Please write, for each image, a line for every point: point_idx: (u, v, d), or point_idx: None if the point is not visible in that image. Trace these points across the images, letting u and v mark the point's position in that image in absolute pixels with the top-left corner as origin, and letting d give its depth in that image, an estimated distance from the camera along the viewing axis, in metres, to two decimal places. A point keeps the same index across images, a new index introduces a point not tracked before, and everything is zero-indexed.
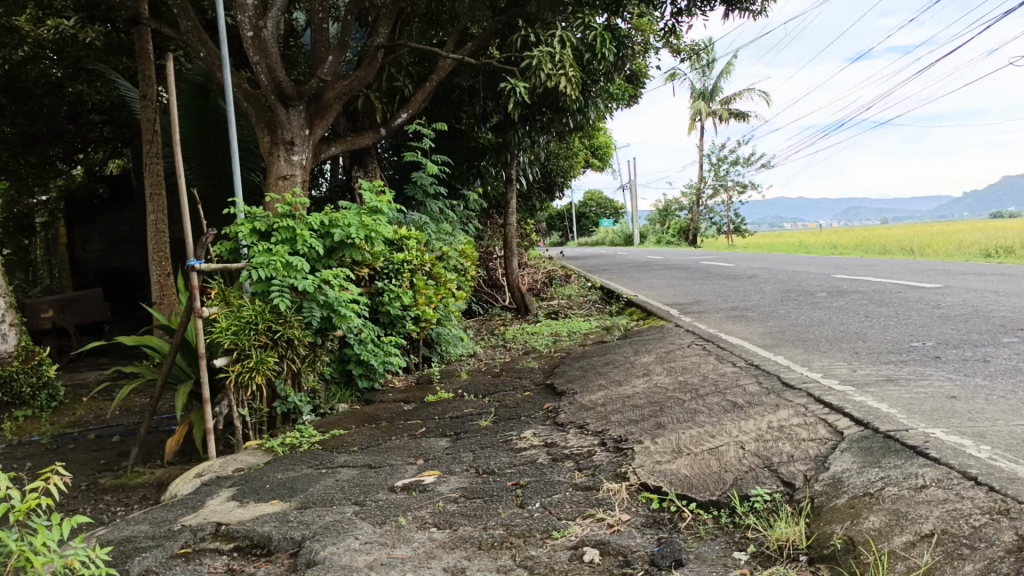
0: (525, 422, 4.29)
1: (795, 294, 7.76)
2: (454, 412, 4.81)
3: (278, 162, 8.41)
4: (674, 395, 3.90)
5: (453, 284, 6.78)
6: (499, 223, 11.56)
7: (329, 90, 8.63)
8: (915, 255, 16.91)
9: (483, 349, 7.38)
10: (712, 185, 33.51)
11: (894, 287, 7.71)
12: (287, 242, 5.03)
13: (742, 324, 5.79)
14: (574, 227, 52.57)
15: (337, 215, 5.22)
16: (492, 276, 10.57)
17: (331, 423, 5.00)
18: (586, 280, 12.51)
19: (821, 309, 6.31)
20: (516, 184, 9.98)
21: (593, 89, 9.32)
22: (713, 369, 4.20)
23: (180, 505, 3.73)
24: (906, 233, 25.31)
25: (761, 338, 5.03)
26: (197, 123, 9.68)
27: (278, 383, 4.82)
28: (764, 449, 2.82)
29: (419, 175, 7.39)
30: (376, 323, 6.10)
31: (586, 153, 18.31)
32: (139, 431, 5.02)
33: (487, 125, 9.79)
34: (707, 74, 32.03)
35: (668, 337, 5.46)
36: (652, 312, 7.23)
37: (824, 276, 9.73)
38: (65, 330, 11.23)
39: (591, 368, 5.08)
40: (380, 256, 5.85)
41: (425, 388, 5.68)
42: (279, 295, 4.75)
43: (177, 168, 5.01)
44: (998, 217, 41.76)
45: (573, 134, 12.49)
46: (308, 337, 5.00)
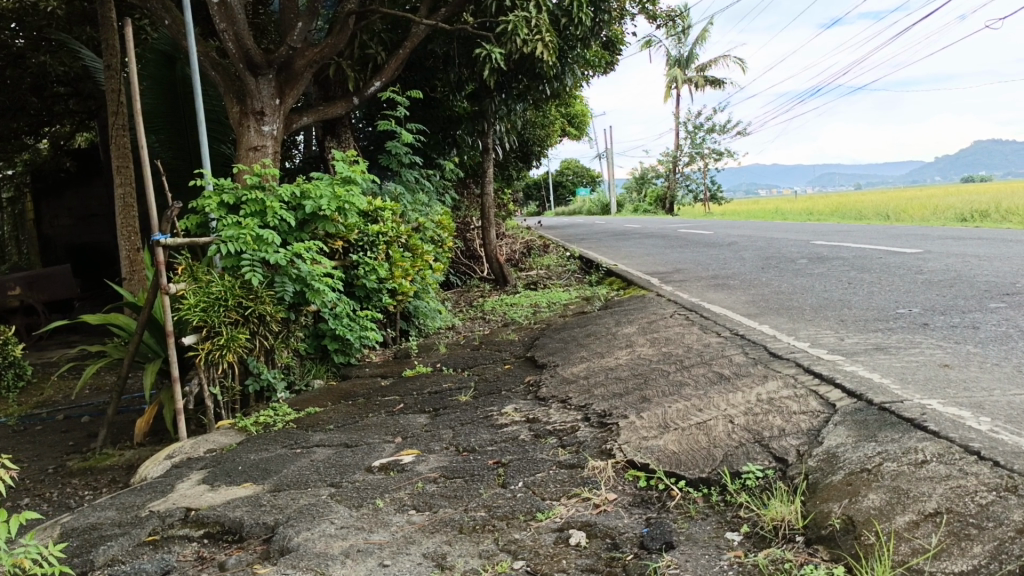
0: (506, 396, 4.18)
1: (776, 260, 7.70)
2: (433, 388, 4.69)
3: (248, 133, 8.15)
4: (658, 367, 3.81)
5: (430, 256, 6.63)
6: (476, 194, 11.38)
7: (299, 58, 8.36)
8: (890, 220, 16.96)
9: (462, 321, 7.26)
10: (689, 153, 33.44)
11: (875, 252, 7.66)
12: (257, 214, 4.84)
13: (724, 293, 5.70)
14: (551, 197, 52.37)
15: (308, 187, 5.04)
16: (470, 247, 10.41)
17: (307, 400, 4.86)
18: (565, 250, 12.39)
19: (803, 276, 6.24)
20: (493, 153, 9.79)
21: (570, 55, 9.13)
22: (697, 340, 4.10)
23: (150, 489, 3.59)
24: (881, 199, 25.44)
25: (744, 306, 4.94)
26: (163, 93, 9.37)
27: (250, 360, 4.67)
28: (755, 423, 2.73)
29: (393, 145, 7.19)
30: (352, 297, 5.95)
31: (563, 121, 18.11)
32: (106, 412, 4.86)
33: (462, 93, 9.58)
34: (683, 40, 31.76)
35: (650, 307, 5.37)
36: (633, 281, 7.14)
37: (804, 243, 9.68)
38: (32, 308, 10.97)
39: (572, 340, 4.98)
40: (355, 228, 5.68)
41: (402, 362, 5.55)
42: (249, 270, 4.58)
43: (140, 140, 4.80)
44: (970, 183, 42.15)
45: (550, 102, 12.28)
46: (282, 313, 4.84)
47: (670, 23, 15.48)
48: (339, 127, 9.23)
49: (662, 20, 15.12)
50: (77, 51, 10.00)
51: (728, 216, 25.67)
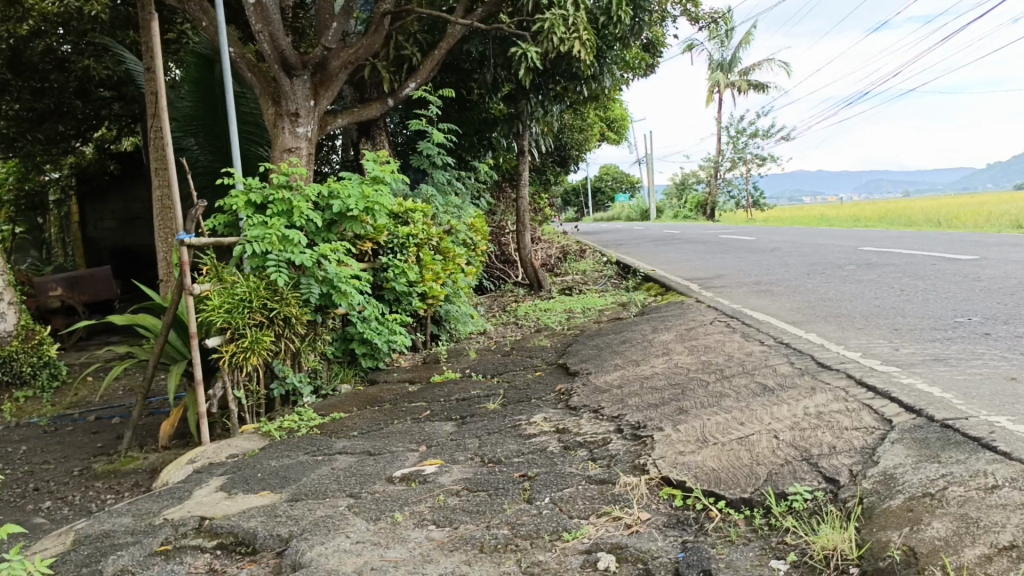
0: (536, 404, 4.00)
1: (822, 266, 7.40)
2: (461, 394, 4.53)
3: (282, 134, 8.10)
4: (697, 377, 3.60)
5: (462, 259, 6.50)
6: (512, 197, 11.23)
7: (334, 59, 8.30)
8: (940, 226, 16.42)
9: (494, 326, 7.10)
10: (730, 158, 32.93)
11: (928, 258, 7.32)
12: (284, 215, 4.74)
13: (767, 299, 5.45)
14: (589, 202, 52.08)
15: (336, 186, 4.93)
16: (505, 251, 10.26)
17: (332, 405, 4.75)
18: (602, 255, 12.18)
19: (851, 283, 5.96)
20: (528, 155, 9.63)
21: (609, 55, 8.94)
22: (738, 348, 3.88)
23: (167, 495, 3.49)
24: (930, 205, 24.75)
25: (788, 313, 4.70)
26: (200, 96, 9.38)
27: (275, 363, 4.57)
28: (802, 438, 2.52)
29: (426, 145, 7.07)
30: (381, 300, 5.83)
31: (602, 126, 17.89)
32: (132, 414, 4.79)
33: (498, 95, 9.44)
34: (725, 44, 31.32)
35: (689, 313, 5.15)
36: (671, 287, 6.91)
37: (851, 249, 9.34)
38: (73, 309, 11.10)
39: (607, 347, 4.78)
40: (384, 229, 5.56)
41: (431, 367, 5.40)
42: (275, 271, 4.47)
43: (166, 141, 4.73)
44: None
45: (588, 105, 12.10)
46: (308, 316, 4.73)
47: (712, 25, 15.19)
48: (373, 129, 9.15)
49: (704, 22, 14.84)
50: (118, 55, 10.08)
51: (770, 222, 25.17)
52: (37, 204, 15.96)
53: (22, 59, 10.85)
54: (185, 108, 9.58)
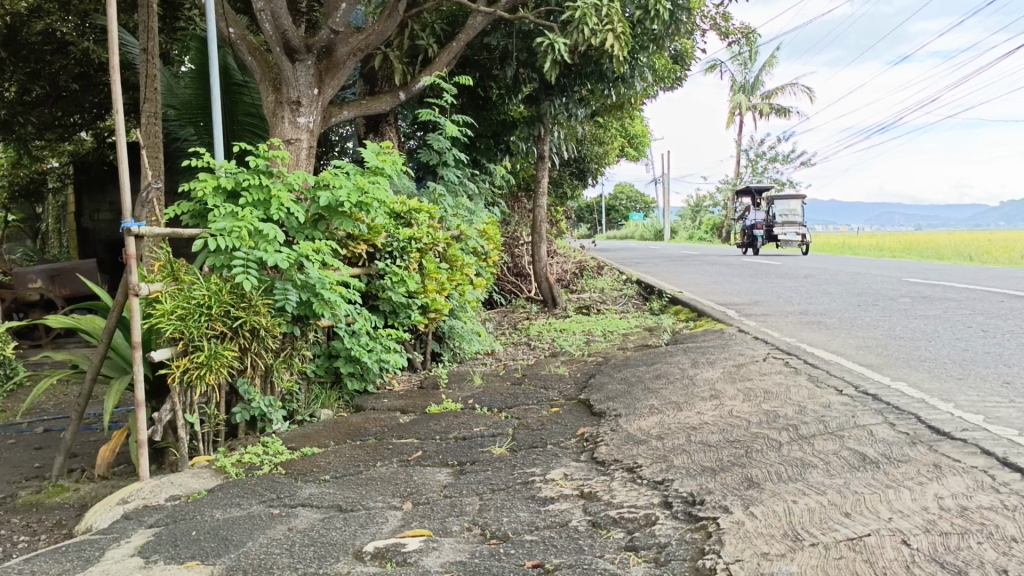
0: (553, 453, 3.22)
1: (874, 298, 6.58)
2: (461, 432, 3.75)
3: (281, 124, 7.38)
4: (764, 433, 2.80)
5: (470, 268, 5.75)
6: (527, 208, 10.47)
7: (342, 44, 7.60)
8: (970, 261, 15.65)
9: (503, 347, 6.33)
10: (749, 181, 32.22)
11: (994, 294, 6.48)
12: (259, 206, 3.99)
13: (824, 334, 4.66)
14: (603, 220, 51.39)
15: (324, 175, 4.17)
16: (518, 264, 9.50)
17: (305, 436, 3.97)
18: (621, 273, 11.40)
19: (916, 319, 5.16)
20: (548, 162, 8.86)
21: (641, 56, 8.20)
22: (810, 398, 3.07)
23: (75, 553, 2.71)
24: (955, 240, 24.06)
25: (857, 353, 3.91)
26: (202, 84, 8.65)
27: (239, 383, 3.83)
28: (947, 551, 1.74)
29: (436, 139, 6.31)
30: (374, 312, 5.08)
31: (622, 139, 17.14)
32: (66, 435, 4.02)
33: (518, 95, 8.73)
34: (749, 66, 30.62)
35: (735, 347, 4.36)
36: (705, 312, 6.12)
37: (896, 279, 8.51)
38: (52, 304, 10.40)
39: (637, 383, 3.98)
40: (381, 229, 4.83)
41: (428, 393, 4.62)
42: (242, 271, 3.71)
43: (118, 99, 3.75)
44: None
45: (612, 114, 11.36)
46: (284, 326, 3.98)
47: (742, 40, 14.46)
48: (382, 124, 8.43)
49: (734, 37, 14.14)
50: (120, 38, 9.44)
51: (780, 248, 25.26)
52: (32, 192, 14.95)
53: (20, 39, 10.16)
54: (186, 97, 8.90)
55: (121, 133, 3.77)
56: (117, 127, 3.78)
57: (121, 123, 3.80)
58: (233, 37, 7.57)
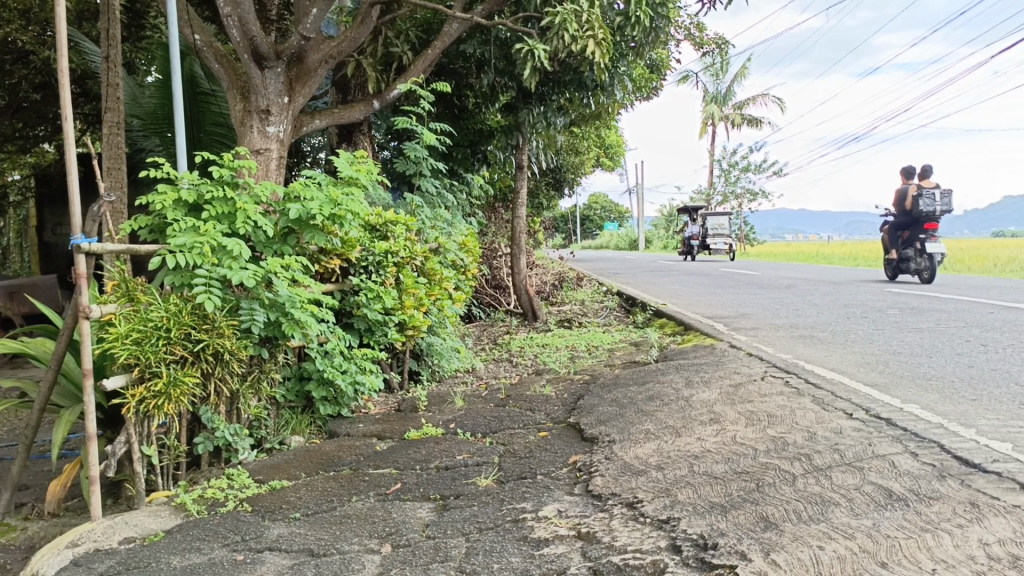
0: (545, 485, 2.97)
1: (863, 310, 6.43)
2: (443, 461, 3.50)
3: (250, 134, 7.10)
4: (775, 463, 2.57)
5: (449, 282, 5.50)
6: (505, 219, 10.25)
7: (313, 51, 7.36)
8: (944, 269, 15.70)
9: (484, 365, 6.09)
10: (722, 191, 32.31)
11: (984, 305, 6.36)
12: (224, 220, 3.72)
13: (821, 349, 4.47)
14: (577, 230, 51.36)
15: (294, 187, 3.91)
16: (496, 276, 9.27)
17: (273, 467, 3.70)
18: (601, 284, 11.21)
19: (911, 332, 5.00)
20: (527, 172, 8.65)
21: (621, 64, 8.03)
22: (819, 423, 2.85)
23: None
24: (924, 247, 24.27)
25: (859, 371, 3.72)
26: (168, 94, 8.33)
27: (201, 411, 3.57)
28: None
29: (412, 148, 6.07)
30: (349, 330, 4.82)
31: (598, 150, 17.05)
32: (12, 468, 3.71)
33: (495, 104, 8.53)
34: (721, 77, 30.74)
35: (730, 365, 4.15)
36: (692, 326, 5.92)
37: (880, 290, 8.40)
38: (10, 321, 9.96)
39: (630, 405, 3.75)
40: (356, 243, 4.57)
41: (406, 416, 4.36)
42: (204, 290, 3.44)
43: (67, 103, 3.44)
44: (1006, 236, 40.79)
45: (590, 124, 11.20)
46: (250, 348, 3.71)
47: (717, 50, 14.41)
48: (355, 133, 8.18)
49: (708, 47, 14.08)
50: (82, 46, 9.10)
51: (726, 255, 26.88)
52: None
53: None
54: (151, 106, 8.58)
55: (71, 140, 3.46)
56: (66, 134, 3.47)
57: (71, 130, 3.47)
58: (199, 44, 7.29)
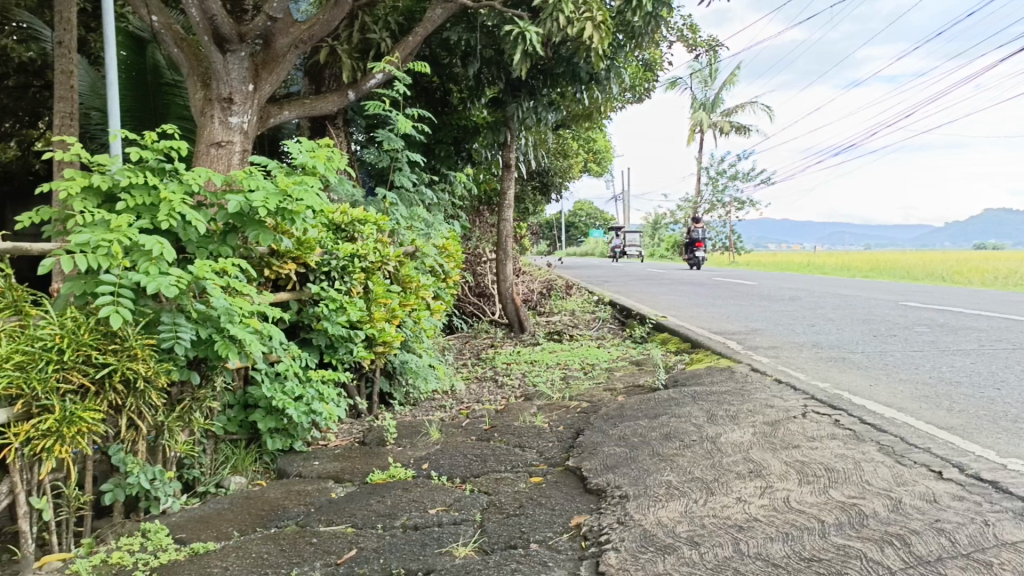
0: (542, 558, 2.29)
1: (886, 327, 5.81)
2: (413, 515, 2.80)
3: (210, 125, 6.30)
4: (855, 545, 1.91)
5: (427, 291, 4.83)
6: (490, 223, 9.60)
7: (281, 35, 6.64)
8: (938, 282, 15.15)
9: (465, 385, 5.39)
10: (709, 200, 31.73)
11: (1019, 322, 5.75)
12: (144, 213, 3.01)
13: (860, 376, 3.82)
14: (563, 239, 50.78)
15: (235, 175, 3.21)
16: (480, 284, 8.60)
17: (202, 521, 2.98)
18: (591, 293, 10.53)
19: (954, 356, 4.36)
20: (515, 172, 7.98)
21: (619, 53, 7.38)
22: (900, 486, 2.19)
23: None
24: (915, 258, 23.83)
25: (920, 407, 3.06)
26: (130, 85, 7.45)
27: (112, 452, 2.84)
28: None
29: (384, 137, 5.37)
30: (306, 347, 4.11)
31: (586, 155, 16.37)
32: None
33: (481, 98, 7.88)
34: (709, 84, 30.27)
35: (758, 396, 3.49)
36: (701, 345, 5.25)
37: (893, 303, 7.80)
38: None
39: (643, 446, 3.07)
40: (315, 244, 3.87)
41: (371, 450, 3.66)
42: (113, 300, 2.70)
43: None
44: (985, 246, 40.91)
45: (579, 125, 10.54)
46: (175, 372, 3.00)
47: (710, 53, 13.82)
48: (327, 125, 7.46)
49: (701, 50, 13.47)
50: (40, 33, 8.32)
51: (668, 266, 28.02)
52: None
53: None
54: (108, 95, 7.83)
55: None
56: None
57: None
58: (155, 24, 6.55)
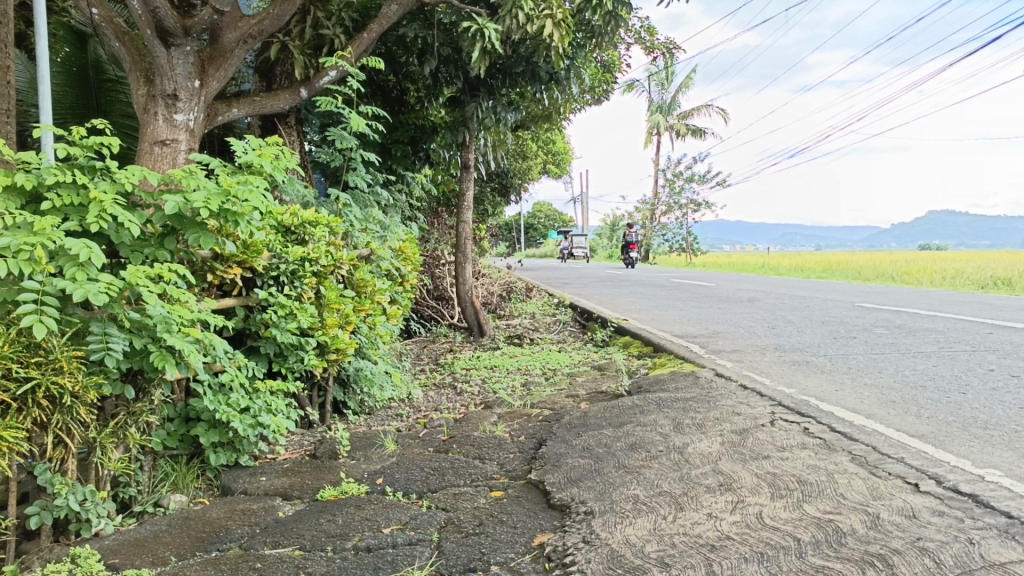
0: None
1: (847, 329, 5.78)
2: (364, 535, 2.63)
3: (154, 122, 5.91)
4: (834, 566, 1.79)
5: (382, 295, 4.66)
6: (449, 225, 9.43)
7: (229, 30, 6.37)
8: (890, 282, 15.38)
9: (422, 392, 5.22)
10: (666, 202, 31.91)
11: (977, 324, 5.77)
12: (72, 215, 2.80)
13: (826, 381, 3.75)
14: (522, 241, 50.73)
15: (172, 174, 3.02)
16: (438, 287, 8.43)
17: (137, 545, 2.77)
18: (550, 295, 10.42)
19: (917, 358, 4.32)
20: (473, 173, 7.83)
21: (579, 53, 7.27)
22: (878, 500, 2.09)
23: None
24: (867, 259, 24.23)
25: (889, 414, 2.99)
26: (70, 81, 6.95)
27: (36, 473, 2.63)
28: None
29: (338, 136, 5.18)
30: (253, 355, 3.91)
31: (545, 157, 16.27)
32: None
33: (438, 97, 7.72)
34: (666, 87, 30.46)
35: (724, 403, 3.39)
36: (663, 349, 5.16)
37: (852, 305, 7.83)
38: None
39: (607, 457, 2.94)
40: (262, 247, 3.67)
41: (321, 465, 3.48)
42: (35, 309, 2.49)
43: None
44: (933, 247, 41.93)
45: (538, 125, 10.43)
46: (106, 386, 2.80)
47: (667, 56, 13.84)
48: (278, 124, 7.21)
49: (658, 52, 13.47)
50: None
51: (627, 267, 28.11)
52: None
53: None
54: None
55: None
56: None
57: None
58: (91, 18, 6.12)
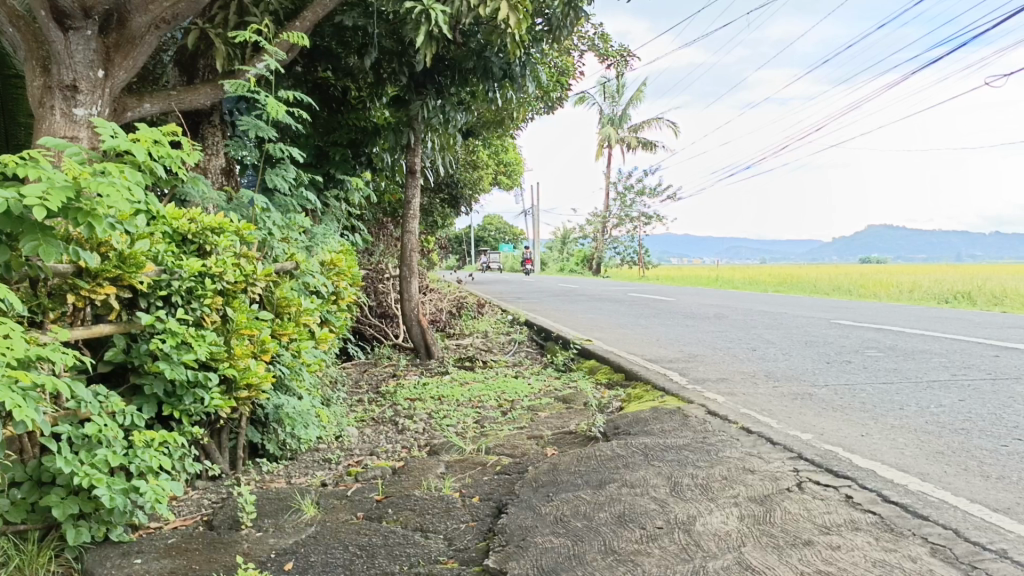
0: None
1: (836, 352, 5.20)
2: None
3: (47, 118, 4.24)
4: None
5: (310, 317, 3.87)
6: (394, 236, 8.69)
7: (138, 12, 4.63)
8: (849, 296, 15.21)
9: (356, 429, 4.44)
10: (617, 215, 31.47)
11: (974, 346, 5.28)
12: None
13: (843, 423, 3.12)
14: (472, 253, 50.03)
15: (4, 161, 2.23)
16: (382, 303, 7.67)
17: None
18: (504, 312, 9.75)
19: (937, 392, 3.74)
20: (420, 179, 7.07)
21: (537, 48, 6.61)
22: None
23: None
24: (819, 273, 24.16)
25: (947, 473, 2.41)
26: None
27: None
28: None
29: (256, 130, 4.37)
30: (138, 394, 3.08)
31: (495, 167, 15.54)
32: None
33: (382, 96, 6.94)
34: (617, 99, 30.10)
35: (730, 456, 2.72)
36: (637, 378, 4.49)
37: (828, 322, 7.31)
38: None
39: (590, 536, 2.23)
40: (145, 259, 2.86)
41: (218, 542, 2.69)
42: None
43: None
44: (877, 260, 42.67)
45: (489, 131, 9.72)
46: None
47: (621, 64, 13.31)
48: None
49: (613, 60, 12.92)
50: None
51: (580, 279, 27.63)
52: None
53: None
54: None
55: None
56: None
57: None
58: None
